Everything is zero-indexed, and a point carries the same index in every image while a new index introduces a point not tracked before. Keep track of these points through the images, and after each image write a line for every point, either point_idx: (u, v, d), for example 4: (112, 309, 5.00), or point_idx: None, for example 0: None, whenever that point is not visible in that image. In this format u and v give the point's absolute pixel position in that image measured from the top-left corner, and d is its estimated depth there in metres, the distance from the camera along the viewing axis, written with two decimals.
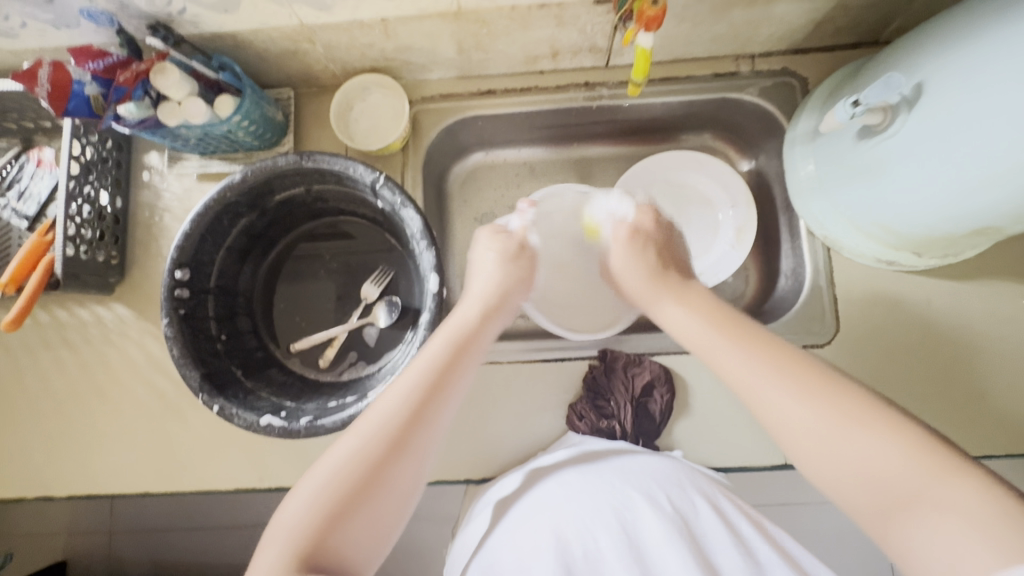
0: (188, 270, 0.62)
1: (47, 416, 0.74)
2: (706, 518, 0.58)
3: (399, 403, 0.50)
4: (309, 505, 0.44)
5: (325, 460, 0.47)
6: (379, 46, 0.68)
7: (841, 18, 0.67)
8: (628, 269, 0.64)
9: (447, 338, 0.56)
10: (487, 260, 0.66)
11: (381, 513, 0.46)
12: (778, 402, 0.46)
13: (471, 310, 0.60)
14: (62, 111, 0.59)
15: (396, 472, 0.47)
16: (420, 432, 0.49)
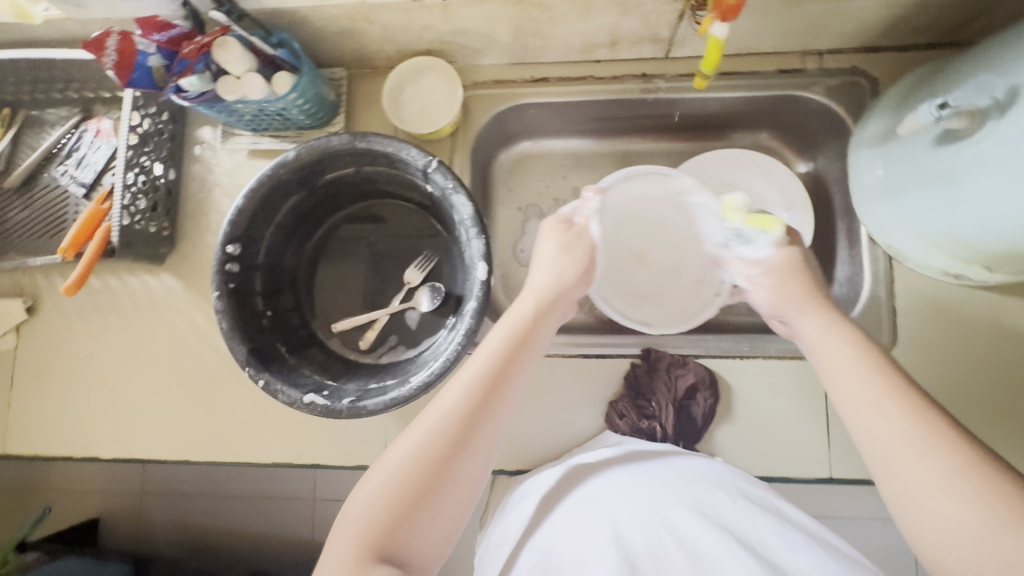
0: (239, 245, 0.63)
1: (95, 379, 0.76)
2: (765, 523, 0.54)
3: (459, 401, 0.48)
4: (377, 498, 0.44)
5: (387, 458, 0.46)
6: (436, 28, 0.67)
7: (922, 15, 0.64)
8: (773, 295, 0.56)
9: (510, 335, 0.53)
10: (549, 256, 0.60)
11: (449, 507, 0.45)
12: (868, 420, 0.45)
13: (528, 306, 0.56)
14: (125, 81, 0.59)
15: (462, 467, 0.46)
16: (483, 431, 0.47)
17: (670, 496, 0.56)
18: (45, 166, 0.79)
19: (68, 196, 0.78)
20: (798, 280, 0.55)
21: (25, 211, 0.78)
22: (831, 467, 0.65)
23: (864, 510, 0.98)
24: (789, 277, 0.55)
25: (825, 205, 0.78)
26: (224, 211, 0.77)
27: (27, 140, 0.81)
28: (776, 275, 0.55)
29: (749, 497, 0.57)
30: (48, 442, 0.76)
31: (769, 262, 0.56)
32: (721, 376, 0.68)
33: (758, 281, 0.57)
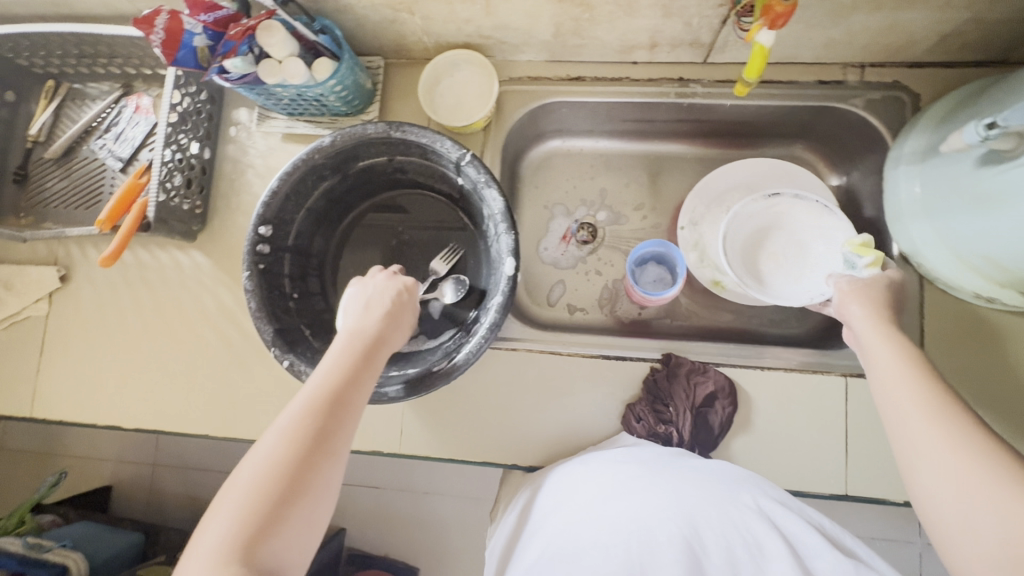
0: (271, 227, 0.64)
1: (121, 350, 0.78)
2: (796, 523, 0.54)
3: (299, 410, 0.47)
4: (232, 515, 0.41)
5: (240, 473, 0.44)
6: (477, 22, 0.68)
7: (971, 32, 0.63)
8: (852, 294, 0.55)
9: (332, 367, 0.51)
10: (374, 303, 0.58)
11: (309, 516, 0.43)
12: (899, 412, 0.45)
13: (367, 318, 0.56)
14: (171, 60, 0.60)
15: (306, 486, 0.43)
16: (320, 452, 0.45)
17: (694, 500, 0.56)
18: (84, 139, 0.81)
19: (106, 169, 0.79)
20: (883, 296, 0.55)
21: (63, 182, 0.80)
22: (847, 484, 0.65)
23: (871, 531, 0.97)
24: (878, 289, 0.55)
25: (856, 220, 0.77)
26: (255, 192, 0.78)
27: (68, 112, 0.82)
28: (861, 288, 0.55)
29: (778, 499, 0.56)
30: (73, 409, 0.78)
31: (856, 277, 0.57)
32: (741, 385, 0.68)
33: (847, 287, 0.56)
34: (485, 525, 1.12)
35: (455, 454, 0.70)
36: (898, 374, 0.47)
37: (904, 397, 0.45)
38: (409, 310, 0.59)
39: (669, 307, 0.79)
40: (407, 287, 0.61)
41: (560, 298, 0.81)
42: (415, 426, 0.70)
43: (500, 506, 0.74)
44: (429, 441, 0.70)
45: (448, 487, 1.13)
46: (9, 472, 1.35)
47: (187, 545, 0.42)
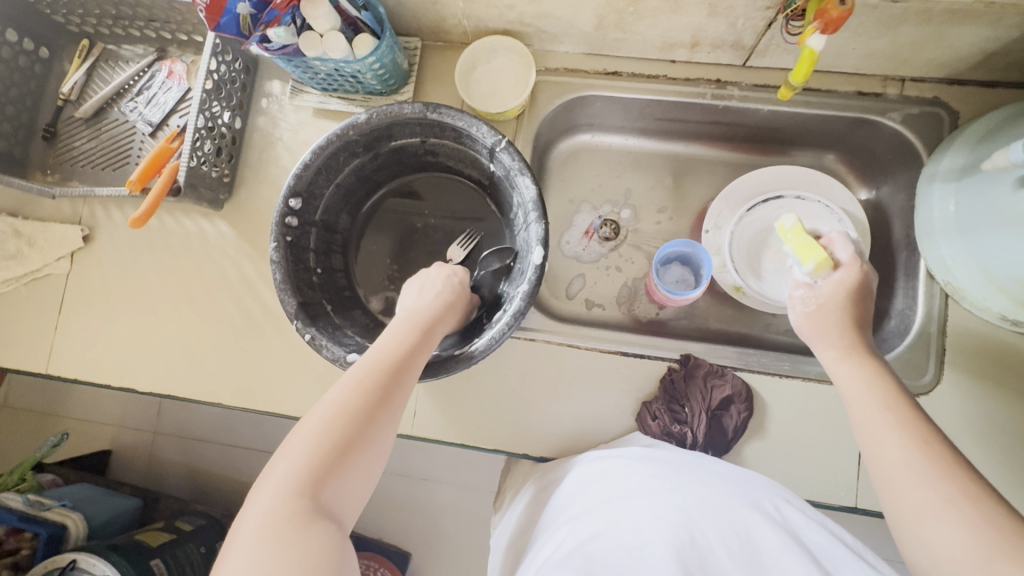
0: (300, 200, 0.63)
1: (139, 314, 0.78)
2: (817, 534, 0.51)
3: (364, 373, 0.50)
4: (301, 454, 0.44)
5: (308, 419, 0.46)
6: (519, 9, 0.67)
7: (1018, 52, 0.62)
8: (805, 321, 0.58)
9: (396, 341, 0.53)
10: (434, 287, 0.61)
11: (365, 468, 0.46)
12: (899, 478, 0.43)
13: (424, 301, 0.58)
14: (215, 25, 0.60)
15: (366, 440, 0.46)
16: (382, 409, 0.48)
17: (724, 501, 0.53)
18: (115, 101, 0.81)
19: (135, 132, 0.80)
20: (839, 315, 0.56)
21: (92, 143, 0.80)
22: (857, 497, 0.65)
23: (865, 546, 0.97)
24: (833, 308, 0.56)
25: (883, 235, 0.76)
26: (283, 166, 0.78)
27: (101, 73, 0.82)
28: (819, 306, 0.57)
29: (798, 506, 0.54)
30: (87, 368, 0.78)
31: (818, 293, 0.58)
32: (757, 392, 0.68)
33: (799, 313, 0.59)
34: (481, 515, 1.12)
35: (465, 438, 0.70)
36: (890, 432, 0.45)
37: (899, 460, 0.43)
38: (463, 296, 0.62)
39: (688, 309, 0.79)
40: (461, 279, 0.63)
41: (579, 292, 0.81)
42: (429, 409, 0.71)
43: (507, 496, 0.74)
44: (442, 425, 0.70)
45: (448, 474, 1.14)
46: (12, 430, 1.36)
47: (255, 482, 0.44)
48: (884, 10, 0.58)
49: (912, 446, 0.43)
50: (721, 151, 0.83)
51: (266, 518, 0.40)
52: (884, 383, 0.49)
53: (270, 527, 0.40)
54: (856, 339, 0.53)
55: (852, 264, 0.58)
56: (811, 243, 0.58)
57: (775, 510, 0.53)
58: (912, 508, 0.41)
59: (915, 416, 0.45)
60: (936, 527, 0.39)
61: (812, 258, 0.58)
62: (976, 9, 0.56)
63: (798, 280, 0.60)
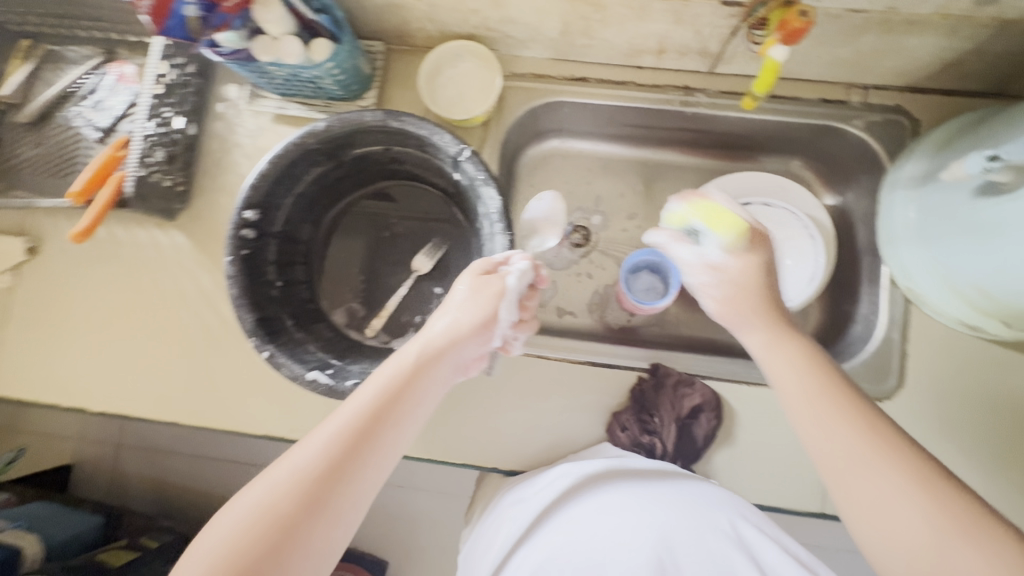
0: (257, 212, 0.61)
1: (89, 329, 0.74)
2: (769, 554, 0.54)
3: (363, 404, 0.45)
4: (269, 489, 0.40)
5: (297, 448, 0.43)
6: (483, 13, 0.66)
7: (975, 62, 0.63)
8: (726, 308, 0.56)
9: (405, 370, 0.49)
10: (467, 302, 0.54)
11: (342, 514, 0.41)
12: (848, 471, 0.43)
13: (444, 324, 0.53)
14: (160, 29, 0.56)
15: (339, 490, 0.41)
16: (369, 449, 0.44)
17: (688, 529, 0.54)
18: (61, 105, 0.77)
19: (82, 138, 0.75)
20: (756, 297, 0.55)
21: (35, 149, 0.76)
22: (824, 503, 0.65)
23: (834, 542, 0.99)
24: (741, 284, 0.55)
25: (848, 241, 0.77)
26: (242, 173, 0.75)
27: (45, 74, 0.77)
28: (728, 286, 0.56)
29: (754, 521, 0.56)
30: (32, 388, 0.74)
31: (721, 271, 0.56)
32: (727, 400, 0.68)
33: (716, 298, 0.57)
34: (457, 523, 1.10)
35: (433, 454, 0.68)
36: (834, 425, 0.45)
37: (846, 453, 0.43)
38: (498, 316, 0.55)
39: (659, 316, 0.79)
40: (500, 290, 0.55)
41: (550, 300, 0.80)
42: None
43: (477, 510, 0.72)
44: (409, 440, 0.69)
45: (423, 483, 1.12)
46: None
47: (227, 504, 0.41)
48: (847, 20, 0.58)
49: (857, 436, 0.44)
50: (691, 157, 0.83)
51: (214, 556, 0.37)
52: (819, 370, 0.49)
53: (216, 566, 0.37)
54: (772, 319, 0.53)
55: (757, 232, 0.56)
56: (720, 210, 0.56)
57: (735, 533, 0.54)
58: (868, 501, 0.42)
59: (854, 403, 0.46)
60: (894, 519, 0.40)
61: (721, 224, 0.55)
62: (935, 19, 0.56)
63: (708, 264, 0.57)
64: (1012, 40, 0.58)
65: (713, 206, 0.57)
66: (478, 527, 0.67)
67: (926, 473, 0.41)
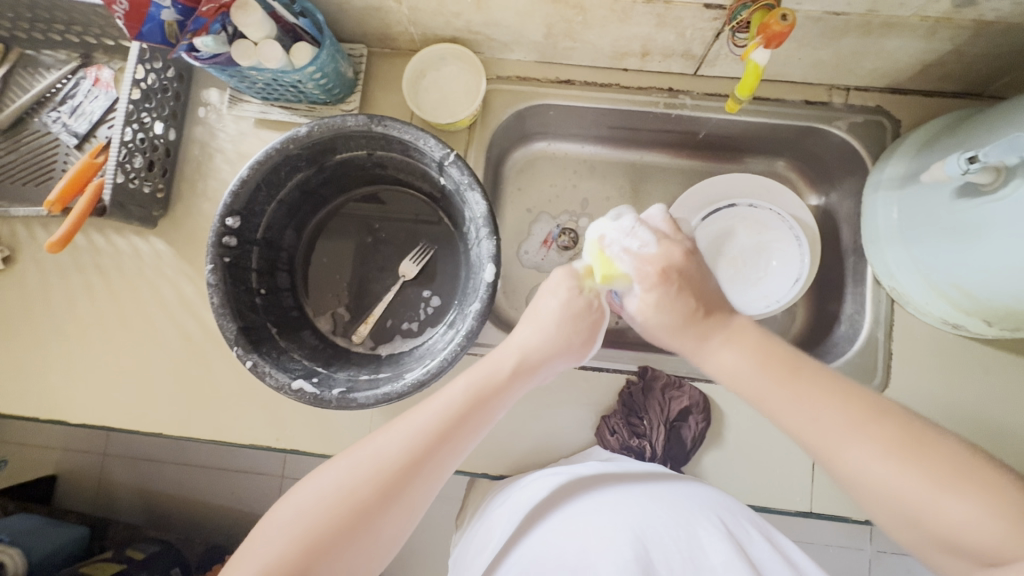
0: (239, 218, 0.60)
1: (68, 339, 0.73)
2: (763, 552, 0.50)
3: (444, 406, 0.47)
4: (349, 473, 0.43)
5: (382, 435, 0.45)
6: (466, 16, 0.65)
7: (954, 63, 0.64)
8: (652, 327, 0.53)
9: (491, 376, 0.50)
10: (558, 316, 0.54)
11: (412, 507, 0.44)
12: (831, 444, 0.43)
13: (532, 333, 0.53)
14: (136, 34, 0.56)
15: (414, 487, 0.44)
16: (446, 451, 0.46)
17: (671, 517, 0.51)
18: (36, 111, 0.75)
19: (59, 144, 0.74)
20: (669, 321, 0.51)
21: (10, 156, 0.74)
22: (812, 501, 0.66)
23: (824, 537, 1.00)
24: (666, 304, 0.51)
25: (833, 241, 0.78)
26: (223, 179, 0.74)
27: (19, 80, 0.76)
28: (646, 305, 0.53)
29: (744, 521, 0.54)
30: (10, 400, 0.72)
31: (641, 289, 0.52)
32: (714, 401, 0.68)
33: (647, 328, 0.54)
34: (449, 526, 1.10)
35: None
36: (799, 411, 0.44)
37: (827, 426, 0.43)
38: (590, 332, 0.55)
39: None
40: (591, 310, 0.55)
41: None
42: None
43: (466, 515, 0.72)
44: None
45: None
46: None
47: (311, 473, 0.45)
48: (827, 22, 0.58)
49: (822, 414, 0.43)
50: (677, 159, 0.83)
51: (298, 525, 0.40)
52: (762, 348, 0.48)
53: (299, 535, 0.40)
54: (704, 324, 0.50)
55: (664, 248, 0.52)
56: (604, 257, 0.53)
57: (724, 526, 0.51)
58: (854, 473, 0.42)
59: (806, 376, 0.45)
60: (884, 478, 0.41)
61: (611, 275, 0.53)
62: (913, 21, 0.57)
63: (626, 303, 0.55)
64: (989, 41, 0.59)
65: (603, 256, 0.53)
66: (470, 532, 0.65)
67: (897, 425, 0.42)
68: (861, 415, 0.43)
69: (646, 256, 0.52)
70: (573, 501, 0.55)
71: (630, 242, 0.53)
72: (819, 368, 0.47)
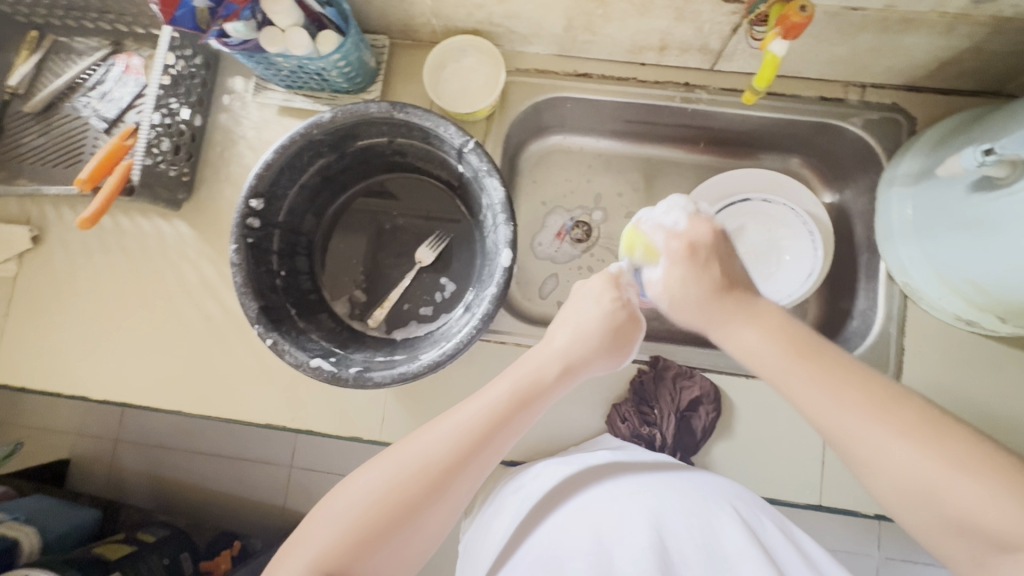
0: (263, 201, 0.61)
1: (92, 318, 0.75)
2: (777, 539, 0.51)
3: (486, 409, 0.47)
4: (396, 470, 0.44)
5: (427, 435, 0.45)
6: (487, 8, 0.66)
7: (971, 61, 0.64)
8: (678, 305, 0.52)
9: (531, 381, 0.50)
10: (596, 323, 0.54)
11: (456, 503, 0.45)
12: (844, 426, 0.42)
13: (570, 339, 0.53)
14: (169, 18, 0.58)
15: (459, 485, 0.44)
16: (489, 451, 0.46)
17: (687, 507, 0.52)
18: (67, 96, 0.77)
19: (88, 129, 0.76)
20: (693, 292, 0.50)
21: (41, 139, 0.76)
22: (822, 494, 0.66)
23: (833, 540, 0.99)
24: (693, 282, 0.51)
25: (847, 238, 0.78)
26: (246, 165, 0.76)
27: (51, 66, 0.78)
28: (674, 284, 0.52)
29: (756, 508, 0.54)
30: (34, 376, 0.74)
31: (671, 265, 0.52)
32: (725, 393, 0.68)
33: (669, 305, 0.52)
34: None
35: None
36: (821, 397, 0.43)
37: (837, 413, 0.42)
38: (627, 341, 0.56)
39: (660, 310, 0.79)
40: (627, 317, 0.55)
41: (551, 293, 0.81)
42: (397, 414, 0.70)
43: (476, 501, 0.73)
44: (409, 429, 0.70)
45: None
46: None
47: (360, 466, 0.46)
48: (845, 18, 0.59)
49: (838, 398, 0.42)
50: (692, 154, 0.83)
51: (348, 519, 0.42)
52: (781, 330, 0.47)
53: (350, 529, 0.41)
54: (728, 302, 0.49)
55: (694, 226, 0.53)
56: (636, 231, 0.56)
57: (738, 516, 0.51)
58: (871, 456, 0.41)
59: (826, 359, 0.45)
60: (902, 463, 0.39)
61: (639, 245, 0.55)
62: (931, 18, 0.57)
63: (648, 280, 0.55)
64: (1007, 39, 0.59)
65: (636, 229, 0.56)
66: (480, 518, 0.66)
67: (914, 411, 0.41)
68: (881, 399, 0.42)
69: (676, 231, 0.53)
70: (584, 487, 0.56)
71: (665, 219, 0.54)
72: (837, 352, 0.46)
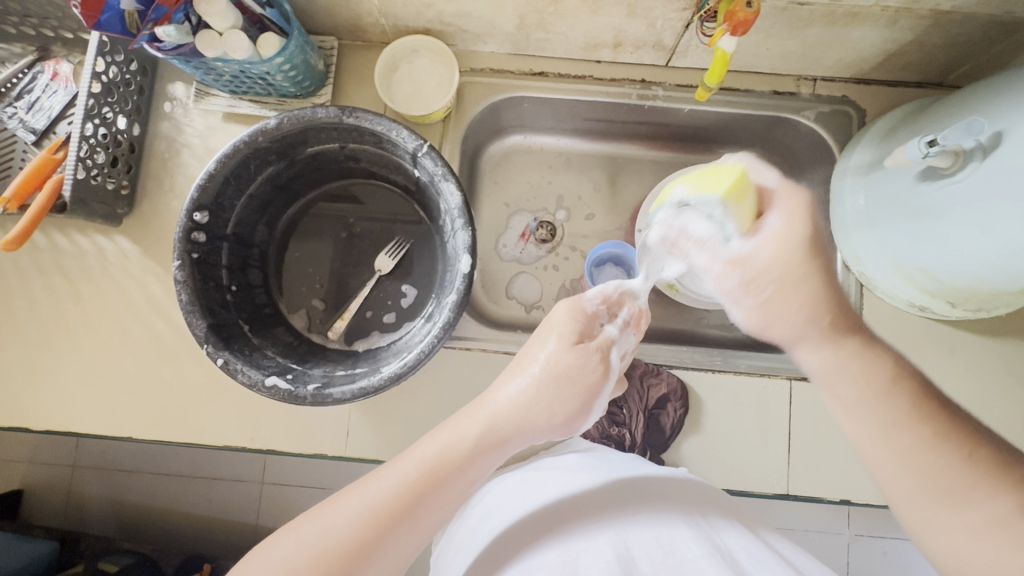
0: (207, 213, 0.58)
1: (28, 343, 0.70)
2: (746, 545, 0.47)
3: (399, 480, 0.44)
4: (299, 546, 0.42)
5: (332, 512, 0.43)
6: (437, 7, 0.65)
7: (914, 53, 0.66)
8: (765, 322, 0.46)
9: (455, 451, 0.46)
10: (535, 382, 0.48)
11: None
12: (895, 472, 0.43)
13: (506, 404, 0.48)
14: (93, 23, 0.54)
15: (367, 566, 0.42)
16: (400, 527, 0.43)
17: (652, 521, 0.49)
18: None
19: (15, 140, 0.71)
20: (804, 301, 0.44)
21: None
22: (789, 483, 0.67)
23: (805, 523, 1.01)
24: (769, 285, 0.44)
25: None
26: (191, 174, 0.72)
27: None
28: (761, 301, 0.45)
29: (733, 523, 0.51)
30: None
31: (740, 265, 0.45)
32: (692, 388, 0.69)
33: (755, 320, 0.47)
34: None
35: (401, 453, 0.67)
36: (865, 412, 0.44)
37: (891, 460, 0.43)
38: (580, 398, 0.48)
39: None
40: (577, 372, 0.49)
41: (517, 294, 0.80)
42: (362, 428, 0.68)
43: None
44: (374, 442, 0.68)
45: None
46: None
47: (271, 537, 0.44)
48: (792, 13, 0.60)
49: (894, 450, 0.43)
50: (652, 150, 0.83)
51: None
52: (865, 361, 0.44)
53: None
54: (831, 326, 0.45)
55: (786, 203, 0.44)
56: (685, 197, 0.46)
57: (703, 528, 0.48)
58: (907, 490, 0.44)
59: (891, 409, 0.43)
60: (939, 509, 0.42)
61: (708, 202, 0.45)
62: (875, 12, 0.58)
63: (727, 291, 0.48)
64: (946, 32, 0.61)
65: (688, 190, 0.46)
66: (450, 530, 0.65)
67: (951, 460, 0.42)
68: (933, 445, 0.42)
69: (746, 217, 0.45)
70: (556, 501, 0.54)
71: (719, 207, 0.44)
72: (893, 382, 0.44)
